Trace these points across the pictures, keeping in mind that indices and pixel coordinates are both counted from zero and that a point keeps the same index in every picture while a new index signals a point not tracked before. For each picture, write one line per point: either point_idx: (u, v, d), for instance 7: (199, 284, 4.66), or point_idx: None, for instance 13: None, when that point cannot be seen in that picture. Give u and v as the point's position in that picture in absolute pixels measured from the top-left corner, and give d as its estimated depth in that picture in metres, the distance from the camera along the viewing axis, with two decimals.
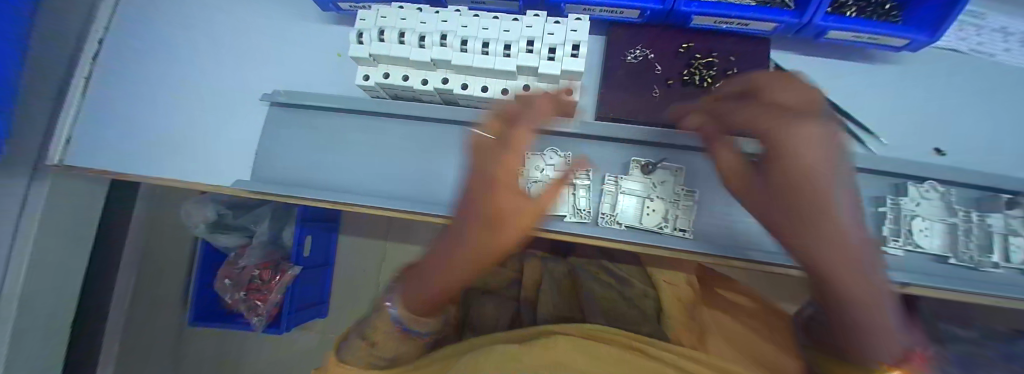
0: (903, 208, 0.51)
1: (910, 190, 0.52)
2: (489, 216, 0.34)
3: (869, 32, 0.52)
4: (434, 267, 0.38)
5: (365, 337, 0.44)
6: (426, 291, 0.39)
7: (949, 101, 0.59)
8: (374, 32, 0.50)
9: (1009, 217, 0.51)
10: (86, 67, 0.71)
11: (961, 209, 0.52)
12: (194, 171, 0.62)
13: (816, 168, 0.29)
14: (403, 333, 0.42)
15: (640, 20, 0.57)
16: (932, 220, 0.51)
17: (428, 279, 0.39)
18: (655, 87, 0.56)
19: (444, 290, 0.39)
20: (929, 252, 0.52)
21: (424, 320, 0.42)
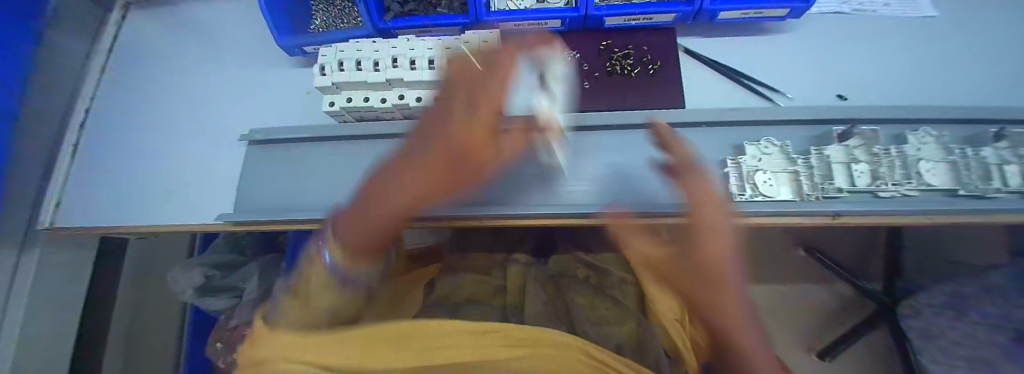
0: (744, 164, 0.57)
1: (747, 148, 0.59)
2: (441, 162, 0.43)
3: (752, 8, 0.61)
4: (372, 209, 0.44)
5: (299, 296, 0.46)
6: (363, 233, 0.45)
7: (843, 54, 0.68)
8: (334, 64, 0.58)
9: (846, 149, 0.59)
10: (74, 136, 0.79)
11: (799, 156, 0.59)
12: (179, 212, 0.67)
13: (729, 285, 0.39)
14: (331, 262, 0.45)
15: (563, 27, 0.67)
16: (774, 171, 0.57)
17: (366, 219, 0.44)
18: (585, 80, 0.65)
19: (376, 231, 0.45)
20: (782, 198, 0.57)
21: (361, 261, 0.47)
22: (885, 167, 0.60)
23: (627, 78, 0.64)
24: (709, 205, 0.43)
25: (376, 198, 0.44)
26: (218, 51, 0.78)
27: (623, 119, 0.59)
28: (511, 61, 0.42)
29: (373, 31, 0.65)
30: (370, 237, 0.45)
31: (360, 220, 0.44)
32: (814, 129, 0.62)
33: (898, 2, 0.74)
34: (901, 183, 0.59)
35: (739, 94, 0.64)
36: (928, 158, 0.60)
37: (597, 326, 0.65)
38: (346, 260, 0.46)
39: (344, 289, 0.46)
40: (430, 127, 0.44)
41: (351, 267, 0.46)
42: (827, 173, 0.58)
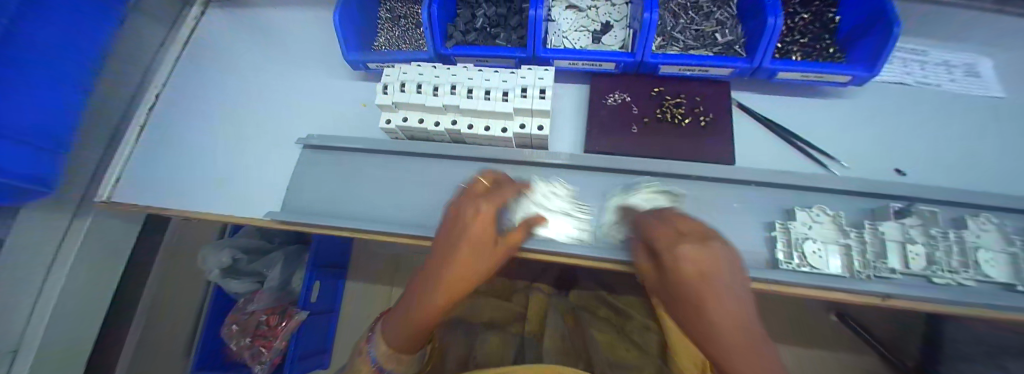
0: (791, 231, 0.56)
1: (797, 214, 0.57)
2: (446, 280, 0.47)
3: (814, 72, 0.61)
4: (410, 316, 0.48)
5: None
6: (402, 333, 0.49)
7: (904, 126, 0.66)
8: (396, 84, 0.61)
9: (902, 227, 0.57)
10: (142, 118, 0.84)
11: (853, 229, 0.57)
12: (231, 204, 0.70)
13: (723, 296, 0.34)
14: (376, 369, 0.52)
15: (617, 71, 0.68)
16: (826, 242, 0.56)
17: (404, 325, 0.48)
18: (633, 124, 0.65)
19: (412, 335, 0.49)
20: (831, 272, 0.55)
21: (400, 355, 0.51)
22: (942, 251, 0.57)
23: (675, 127, 0.64)
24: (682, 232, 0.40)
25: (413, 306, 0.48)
26: (286, 56, 0.84)
27: (667, 168, 0.60)
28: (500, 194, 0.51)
29: (434, 55, 0.68)
30: (400, 334, 0.49)
31: (399, 323, 0.49)
32: (866, 202, 0.60)
33: (965, 78, 0.71)
34: (957, 271, 0.57)
35: (791, 156, 0.63)
36: (986, 246, 0.57)
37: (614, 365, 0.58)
38: (388, 356, 0.52)
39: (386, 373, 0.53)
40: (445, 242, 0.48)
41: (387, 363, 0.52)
42: (880, 252, 0.56)
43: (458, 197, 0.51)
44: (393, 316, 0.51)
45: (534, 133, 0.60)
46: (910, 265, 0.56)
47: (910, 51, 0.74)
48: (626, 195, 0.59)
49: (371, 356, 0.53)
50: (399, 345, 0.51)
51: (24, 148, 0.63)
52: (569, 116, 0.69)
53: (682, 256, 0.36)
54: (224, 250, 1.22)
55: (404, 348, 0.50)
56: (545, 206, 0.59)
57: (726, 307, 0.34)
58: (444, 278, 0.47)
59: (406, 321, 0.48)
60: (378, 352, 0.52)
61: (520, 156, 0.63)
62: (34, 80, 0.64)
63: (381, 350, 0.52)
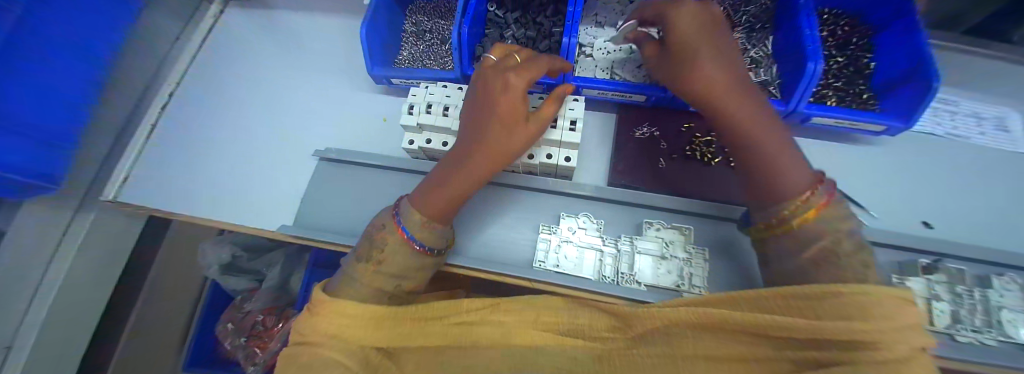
0: None
1: None
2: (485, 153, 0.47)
3: (849, 119, 0.61)
4: (443, 187, 0.48)
5: (368, 259, 0.46)
6: (441, 203, 0.47)
7: (931, 177, 0.67)
8: (422, 105, 0.60)
9: (929, 283, 0.57)
10: (155, 115, 0.82)
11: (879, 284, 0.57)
12: (242, 213, 0.69)
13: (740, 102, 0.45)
14: (409, 242, 0.46)
15: (646, 103, 0.67)
16: None
17: (439, 193, 0.47)
18: (660, 159, 0.64)
19: (451, 202, 0.47)
20: None
21: (433, 228, 0.47)
22: (966, 310, 0.57)
23: (704, 166, 0.62)
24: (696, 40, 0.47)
25: (445, 184, 0.48)
26: (308, 63, 0.82)
27: (692, 207, 0.59)
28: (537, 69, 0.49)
29: (460, 76, 0.66)
30: (440, 203, 0.47)
31: (433, 195, 0.47)
32: (894, 254, 0.60)
33: (992, 131, 0.73)
34: (981, 330, 0.56)
35: None
36: (1010, 307, 0.57)
37: None
38: (421, 229, 0.46)
39: (416, 252, 0.46)
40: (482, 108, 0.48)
41: (427, 233, 0.46)
42: None
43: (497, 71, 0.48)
44: (425, 189, 0.49)
45: (561, 164, 0.58)
46: (935, 322, 0.56)
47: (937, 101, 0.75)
48: (637, 235, 0.59)
49: (403, 226, 0.46)
50: (437, 213, 0.47)
51: (22, 144, 0.60)
52: (595, 145, 0.67)
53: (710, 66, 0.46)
54: (225, 246, 1.20)
55: (440, 217, 0.48)
56: (571, 241, 0.59)
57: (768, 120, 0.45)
58: (487, 148, 0.46)
59: (444, 192, 0.47)
60: (410, 219, 0.46)
61: (545, 186, 0.62)
62: (33, 74, 0.60)
63: (408, 213, 0.47)
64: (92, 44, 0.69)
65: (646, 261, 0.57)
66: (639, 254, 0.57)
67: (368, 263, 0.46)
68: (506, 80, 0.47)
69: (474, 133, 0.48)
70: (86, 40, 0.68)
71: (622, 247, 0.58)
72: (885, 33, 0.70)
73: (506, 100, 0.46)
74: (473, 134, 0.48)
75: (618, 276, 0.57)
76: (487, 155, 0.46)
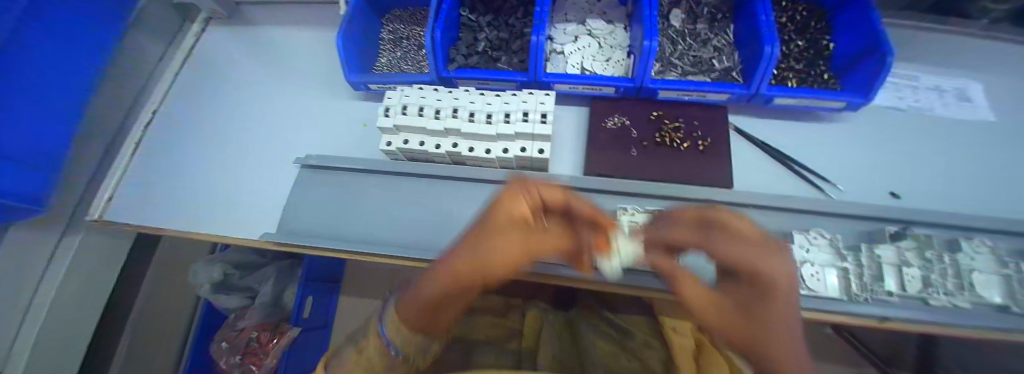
0: (790, 255, 0.57)
1: (797, 237, 0.58)
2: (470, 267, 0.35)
3: (810, 98, 0.64)
4: (421, 294, 0.38)
5: (359, 351, 0.43)
6: (416, 309, 0.39)
7: (893, 151, 0.70)
8: (398, 107, 0.62)
9: (899, 250, 0.58)
10: (139, 135, 0.83)
11: (850, 253, 0.58)
12: (226, 223, 0.70)
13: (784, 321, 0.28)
14: (386, 348, 0.42)
15: (616, 95, 0.69)
16: (823, 265, 0.56)
17: (416, 300, 0.39)
18: (632, 147, 0.65)
19: (424, 310, 0.38)
20: (829, 296, 0.56)
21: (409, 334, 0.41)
22: (937, 274, 0.58)
23: (675, 151, 0.64)
24: (733, 228, 0.33)
25: (421, 290, 0.38)
26: (289, 77, 0.84)
27: (666, 192, 0.60)
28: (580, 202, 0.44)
29: (436, 78, 0.68)
30: (420, 316, 0.40)
31: (412, 299, 0.40)
32: (862, 225, 0.62)
33: (955, 103, 0.76)
34: (953, 293, 0.58)
35: (785, 178, 0.65)
36: (981, 269, 0.58)
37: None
38: (399, 333, 0.41)
39: (392, 356, 0.42)
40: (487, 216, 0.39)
41: (401, 340, 0.41)
42: (878, 274, 0.58)
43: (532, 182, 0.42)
44: (408, 291, 0.42)
45: (535, 156, 0.60)
46: (907, 288, 0.57)
47: (896, 78, 0.78)
48: None
49: (382, 328, 0.42)
50: (412, 323, 0.40)
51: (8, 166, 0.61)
52: (569, 137, 0.69)
53: (732, 262, 0.31)
54: (216, 264, 1.19)
55: (415, 325, 0.41)
56: None
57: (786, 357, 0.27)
58: (471, 254, 0.36)
59: (418, 300, 0.38)
60: (390, 323, 0.42)
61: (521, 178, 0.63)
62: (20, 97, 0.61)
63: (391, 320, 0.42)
64: (72, 68, 0.70)
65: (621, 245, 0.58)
66: None
67: (358, 352, 0.43)
68: (534, 193, 0.40)
69: (470, 237, 0.38)
70: (69, 63, 0.69)
71: None
72: (842, 15, 0.73)
73: (514, 213, 0.38)
74: (468, 236, 0.38)
75: None
76: (473, 278, 0.36)
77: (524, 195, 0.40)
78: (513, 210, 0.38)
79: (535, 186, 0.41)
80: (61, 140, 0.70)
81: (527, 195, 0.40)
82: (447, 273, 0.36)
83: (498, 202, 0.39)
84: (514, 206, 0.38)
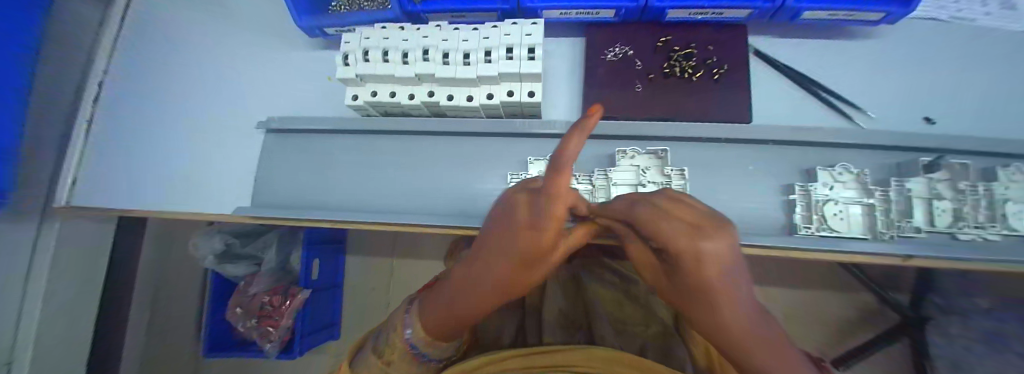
0: (812, 194, 0.51)
1: (822, 175, 0.52)
2: (495, 288, 0.40)
3: (844, 9, 0.53)
4: (450, 304, 0.43)
5: (381, 355, 0.49)
6: (445, 320, 0.44)
7: (932, 71, 0.61)
8: (359, 53, 0.52)
9: (931, 181, 0.53)
10: (87, 112, 0.74)
11: (879, 188, 0.52)
12: (199, 201, 0.64)
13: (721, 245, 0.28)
14: (415, 355, 0.47)
15: (617, 19, 0.58)
16: (847, 203, 0.52)
17: (445, 312, 0.44)
18: (637, 82, 0.56)
19: (456, 320, 0.44)
20: (850, 236, 0.51)
21: (439, 342, 0.47)
22: (970, 207, 0.53)
23: (686, 83, 0.55)
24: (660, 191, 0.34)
25: (449, 299, 0.43)
26: (239, 27, 0.73)
27: (678, 130, 0.52)
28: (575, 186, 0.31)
29: (400, 14, 0.58)
30: (445, 324, 0.45)
31: (434, 313, 0.45)
32: (891, 157, 0.56)
33: (1007, 9, 0.65)
34: (983, 226, 0.53)
35: (812, 108, 0.57)
36: (1017, 199, 0.53)
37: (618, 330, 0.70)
38: (425, 342, 0.47)
39: (421, 362, 0.49)
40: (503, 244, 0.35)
41: (428, 345, 0.47)
42: (905, 208, 0.53)
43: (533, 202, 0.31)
44: (428, 302, 0.46)
45: (524, 100, 0.52)
46: (934, 222, 0.53)
47: None
48: (610, 167, 0.55)
49: (408, 340, 0.47)
50: (444, 333, 0.46)
51: None
52: (563, 74, 0.60)
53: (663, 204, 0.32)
54: (216, 236, 1.16)
55: (448, 333, 0.47)
56: None
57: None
58: (499, 282, 0.38)
59: (450, 308, 0.43)
60: (415, 337, 0.46)
61: (509, 127, 0.55)
62: None
63: (414, 330, 0.47)
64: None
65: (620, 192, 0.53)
66: (616, 187, 0.53)
67: (380, 360, 0.49)
68: (554, 218, 0.31)
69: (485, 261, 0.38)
70: (9, 23, 0.56)
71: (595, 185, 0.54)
72: None
73: (530, 242, 0.33)
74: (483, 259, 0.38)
75: None
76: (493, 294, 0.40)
77: (541, 228, 0.32)
78: (534, 243, 0.33)
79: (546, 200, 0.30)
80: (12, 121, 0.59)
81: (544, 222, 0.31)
82: (478, 296, 0.41)
83: (507, 233, 0.34)
84: (530, 239, 0.33)
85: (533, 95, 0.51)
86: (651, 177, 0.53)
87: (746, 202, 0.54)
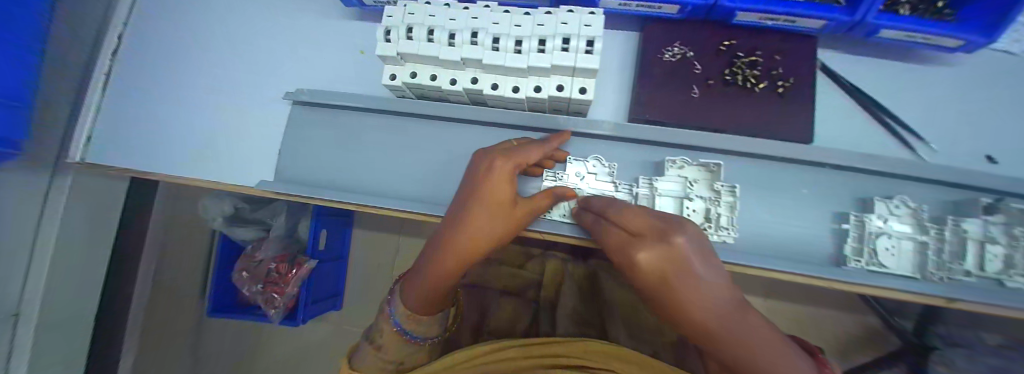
0: (867, 225, 0.49)
1: (878, 205, 0.50)
2: (464, 251, 0.46)
3: (925, 32, 0.50)
4: (424, 273, 0.48)
5: (372, 341, 0.54)
6: (423, 293, 0.49)
7: (1002, 105, 0.57)
8: (402, 29, 0.49)
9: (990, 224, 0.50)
10: (107, 65, 0.71)
11: (935, 226, 0.50)
12: (219, 170, 0.62)
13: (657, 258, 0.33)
14: (399, 332, 0.52)
15: (679, 16, 0.54)
16: (899, 238, 0.50)
17: (423, 284, 0.49)
18: (694, 87, 0.53)
19: (432, 293, 0.49)
20: (897, 273, 0.49)
21: (422, 319, 0.52)
22: None
23: (746, 94, 0.52)
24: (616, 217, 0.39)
25: (423, 267, 0.49)
26: None
27: (736, 145, 0.49)
28: (536, 153, 0.45)
29: None
30: (426, 300, 0.50)
31: (413, 290, 0.51)
32: (949, 194, 0.53)
33: None
34: None
35: (872, 134, 0.54)
36: None
37: (632, 330, 0.71)
38: (409, 319, 0.52)
39: (407, 342, 0.53)
40: (467, 202, 0.44)
41: (412, 321, 0.52)
42: (959, 250, 0.51)
43: (489, 153, 0.44)
44: (408, 285, 0.52)
45: (574, 97, 0.48)
46: (986, 266, 0.51)
47: None
48: (656, 176, 0.52)
49: (393, 318, 0.52)
50: (420, 309, 0.51)
51: None
52: (613, 71, 0.56)
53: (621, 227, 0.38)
54: (226, 199, 1.14)
55: (426, 309, 0.51)
56: (580, 188, 0.53)
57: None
58: (464, 238, 0.45)
59: (424, 278, 0.49)
60: (400, 314, 0.52)
61: (553, 124, 0.52)
62: None
63: (399, 310, 0.52)
64: None
65: (664, 203, 0.51)
66: (661, 197, 0.51)
67: (371, 346, 0.54)
68: (510, 162, 0.42)
69: (451, 222, 0.45)
70: None
71: (638, 194, 0.52)
72: None
73: (487, 186, 0.42)
74: (449, 222, 0.46)
75: None
76: (465, 254, 0.46)
77: (503, 169, 0.42)
78: (495, 189, 0.42)
79: (496, 153, 0.43)
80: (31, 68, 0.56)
81: (502, 163, 0.42)
82: (447, 259, 0.46)
83: (470, 188, 0.44)
84: (488, 188, 0.42)
85: (584, 92, 0.48)
86: (698, 191, 0.51)
87: (792, 226, 0.51)
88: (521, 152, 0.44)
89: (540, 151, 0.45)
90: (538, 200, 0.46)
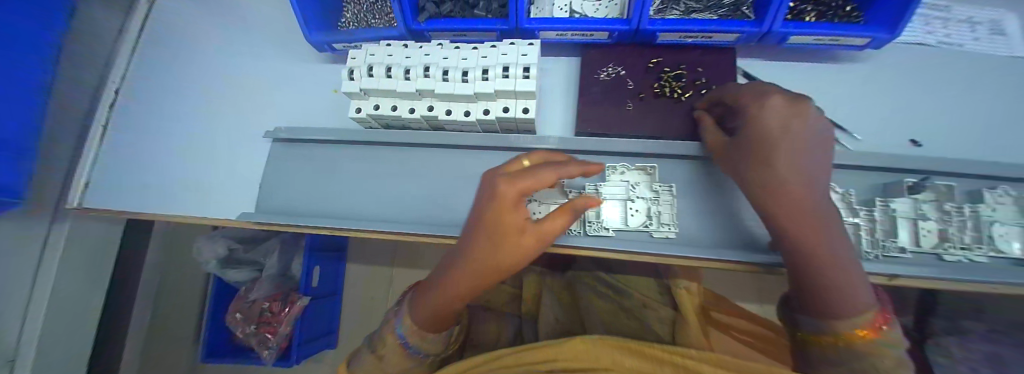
0: None
1: None
2: (477, 273, 0.44)
3: (829, 35, 0.56)
4: (436, 288, 0.47)
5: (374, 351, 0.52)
6: (431, 307, 0.48)
7: (918, 94, 0.63)
8: (364, 68, 0.55)
9: (916, 202, 0.54)
10: (103, 117, 0.77)
11: (862, 208, 0.54)
12: (204, 206, 0.67)
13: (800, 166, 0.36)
14: (404, 347, 0.50)
15: (610, 40, 0.60)
16: None
17: (433, 298, 0.48)
18: (628, 100, 0.58)
19: (441, 309, 0.48)
20: None
21: (429, 333, 0.51)
22: (956, 228, 0.54)
23: (675, 103, 0.58)
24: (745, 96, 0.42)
25: (437, 281, 0.48)
26: (252, 40, 0.76)
27: (669, 147, 0.54)
28: (553, 174, 0.38)
29: (404, 32, 0.60)
30: (434, 314, 0.48)
31: (423, 303, 0.49)
32: (878, 177, 0.57)
33: (988, 38, 0.67)
34: (971, 247, 0.54)
35: None
36: (1003, 221, 0.54)
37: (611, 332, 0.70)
38: (414, 333, 0.50)
39: (411, 354, 0.51)
40: (480, 228, 0.40)
41: (420, 335, 0.50)
42: (891, 229, 0.54)
43: (498, 172, 0.39)
44: (417, 299, 0.51)
45: (518, 117, 0.54)
46: (919, 242, 0.54)
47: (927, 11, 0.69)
48: (602, 181, 0.57)
49: (399, 329, 0.51)
50: (429, 323, 0.50)
51: None
52: (558, 92, 0.63)
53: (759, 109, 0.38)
54: (221, 239, 1.18)
55: (434, 326, 0.50)
56: (534, 199, 0.57)
57: (847, 278, 0.36)
58: (481, 262, 0.42)
59: (435, 293, 0.48)
60: (405, 327, 0.50)
61: (505, 142, 0.57)
62: None
63: (405, 324, 0.51)
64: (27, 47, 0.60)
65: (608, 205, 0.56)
66: (606, 199, 0.56)
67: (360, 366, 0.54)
68: (519, 189, 0.36)
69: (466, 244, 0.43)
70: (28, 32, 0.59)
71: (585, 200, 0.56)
72: None
73: (493, 213, 0.37)
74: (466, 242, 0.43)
75: (587, 224, 0.55)
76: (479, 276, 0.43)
77: (508, 194, 0.36)
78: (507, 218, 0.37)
79: (503, 173, 0.38)
80: (32, 121, 0.62)
81: (510, 190, 0.36)
82: (462, 275, 0.44)
83: (480, 212, 0.39)
84: (498, 211, 0.37)
85: (527, 110, 0.54)
86: (640, 192, 0.55)
87: None
88: (533, 171, 0.38)
89: (554, 175, 0.38)
90: (554, 223, 0.40)
